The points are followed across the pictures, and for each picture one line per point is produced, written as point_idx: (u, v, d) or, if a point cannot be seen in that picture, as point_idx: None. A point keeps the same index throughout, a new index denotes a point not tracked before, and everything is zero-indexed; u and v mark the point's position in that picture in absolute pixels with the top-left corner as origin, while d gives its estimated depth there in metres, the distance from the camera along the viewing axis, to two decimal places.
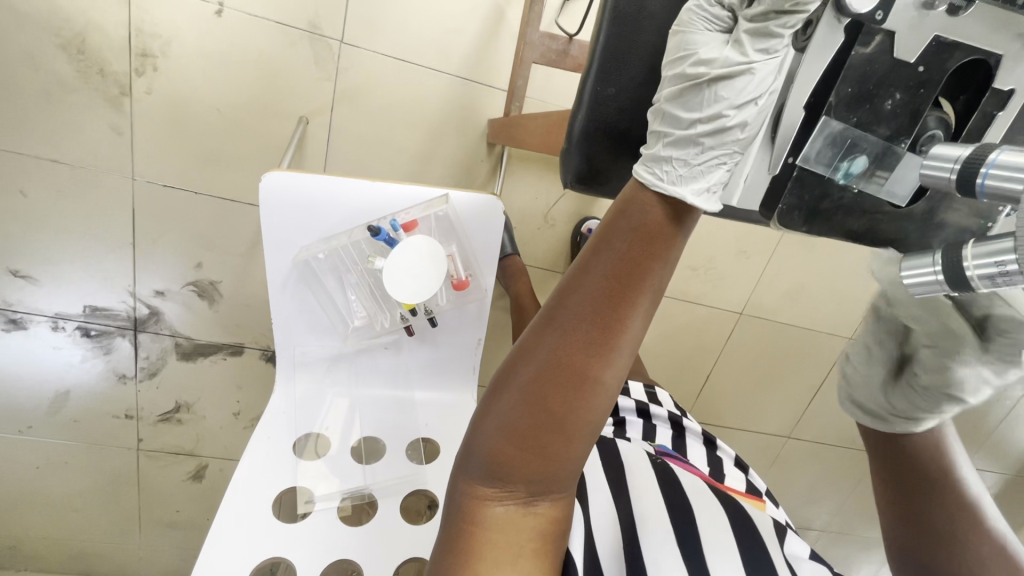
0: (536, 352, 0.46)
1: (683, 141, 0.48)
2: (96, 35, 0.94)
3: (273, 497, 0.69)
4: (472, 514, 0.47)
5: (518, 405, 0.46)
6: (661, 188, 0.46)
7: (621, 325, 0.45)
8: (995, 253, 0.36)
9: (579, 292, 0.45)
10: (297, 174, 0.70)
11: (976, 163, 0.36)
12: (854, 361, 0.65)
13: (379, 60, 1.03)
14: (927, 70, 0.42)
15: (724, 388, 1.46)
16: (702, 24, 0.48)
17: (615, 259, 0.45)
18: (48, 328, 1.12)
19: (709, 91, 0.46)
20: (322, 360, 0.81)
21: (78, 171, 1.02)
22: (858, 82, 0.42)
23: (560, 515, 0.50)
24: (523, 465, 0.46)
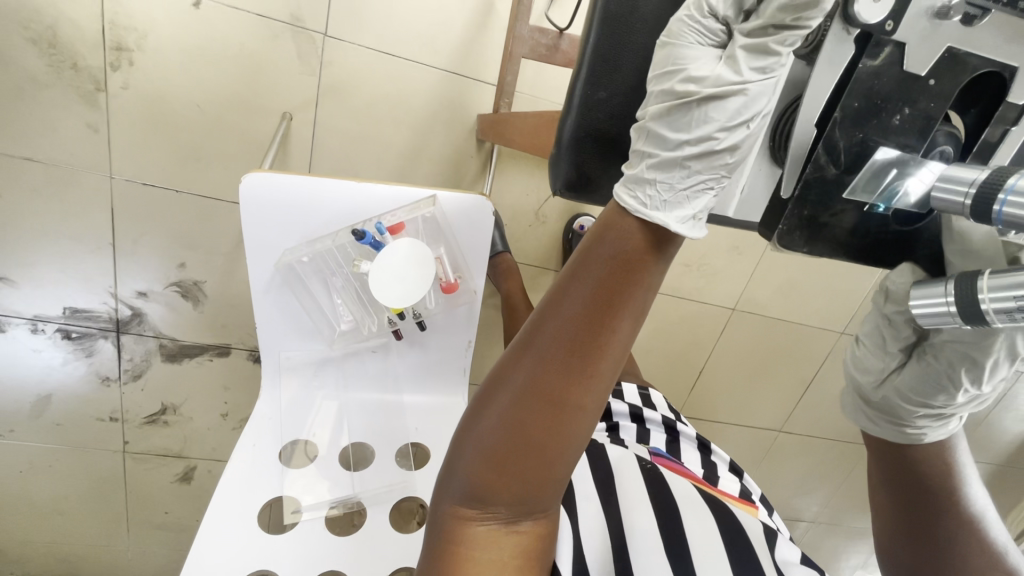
0: (517, 371, 0.45)
1: (668, 164, 0.45)
2: (68, 28, 0.90)
3: (262, 504, 0.67)
4: (453, 535, 0.46)
5: (500, 425, 0.45)
6: (642, 214, 0.43)
7: (605, 344, 0.43)
8: (1014, 286, 0.37)
9: (561, 311, 0.43)
10: (279, 176, 0.67)
11: (992, 188, 0.37)
12: (864, 345, 0.61)
13: (364, 55, 1.00)
14: (938, 83, 0.41)
15: (717, 383, 1.46)
16: (695, 37, 0.45)
17: (599, 277, 0.43)
18: (27, 330, 1.09)
19: (698, 111, 0.43)
20: (308, 364, 0.79)
21: (53, 169, 0.99)
22: (865, 97, 0.41)
23: (544, 530, 0.49)
24: (507, 485, 0.45)
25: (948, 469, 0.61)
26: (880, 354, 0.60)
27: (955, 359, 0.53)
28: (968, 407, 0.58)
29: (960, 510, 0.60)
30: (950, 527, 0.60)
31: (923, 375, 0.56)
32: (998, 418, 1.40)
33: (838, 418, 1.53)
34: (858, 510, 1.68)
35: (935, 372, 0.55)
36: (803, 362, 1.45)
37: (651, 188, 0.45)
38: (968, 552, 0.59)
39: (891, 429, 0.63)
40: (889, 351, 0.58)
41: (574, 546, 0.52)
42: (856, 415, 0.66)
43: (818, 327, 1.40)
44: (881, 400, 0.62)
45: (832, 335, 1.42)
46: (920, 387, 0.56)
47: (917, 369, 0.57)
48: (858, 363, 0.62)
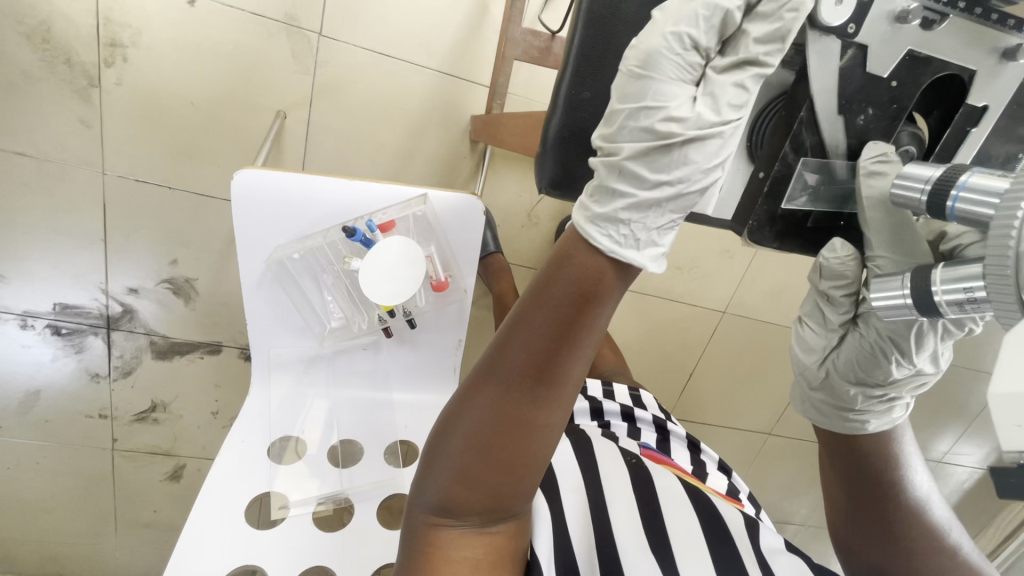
0: (486, 382, 0.45)
1: (644, 205, 0.44)
2: (62, 24, 0.90)
3: (250, 499, 0.68)
4: (428, 540, 0.47)
5: (473, 434, 0.45)
6: (617, 255, 0.43)
7: (571, 353, 0.43)
8: (964, 280, 0.37)
9: (527, 323, 0.43)
10: (271, 173, 0.68)
11: (948, 184, 0.38)
12: (807, 323, 0.62)
13: (359, 55, 1.01)
14: (900, 85, 0.43)
15: (706, 385, 1.47)
16: (674, 72, 0.44)
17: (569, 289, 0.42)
18: (16, 326, 1.09)
19: (678, 152, 0.43)
20: (299, 360, 0.79)
21: (45, 164, 0.99)
22: (830, 97, 0.42)
23: (517, 530, 0.50)
24: (479, 490, 0.46)
25: (892, 460, 0.61)
26: (822, 327, 0.61)
27: (884, 328, 0.54)
28: (910, 388, 0.59)
29: (906, 501, 0.60)
30: (903, 521, 0.60)
31: (860, 347, 0.57)
32: (984, 422, 1.42)
33: None
34: None
35: (870, 344, 0.56)
36: (792, 365, 1.46)
37: (625, 227, 0.44)
38: (920, 538, 0.59)
39: (835, 419, 0.63)
40: (831, 325, 0.60)
41: (556, 535, 0.53)
42: (805, 405, 0.66)
43: None
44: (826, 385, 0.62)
45: None
46: (861, 364, 0.58)
47: (854, 344, 0.58)
48: (803, 345, 0.63)
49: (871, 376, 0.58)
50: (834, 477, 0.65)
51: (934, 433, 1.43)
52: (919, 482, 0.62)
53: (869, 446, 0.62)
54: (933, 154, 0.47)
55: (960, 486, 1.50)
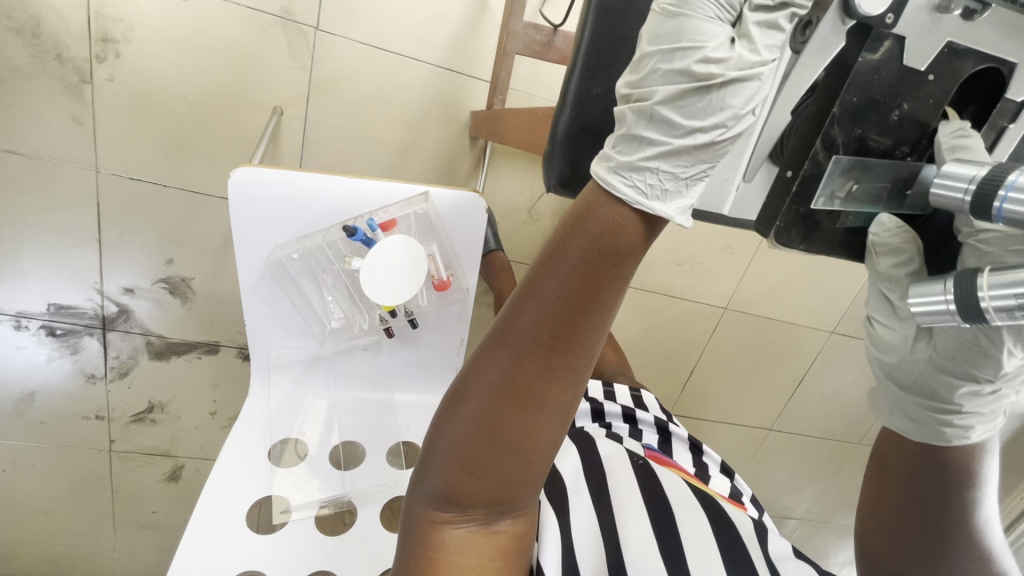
0: (488, 371, 0.43)
1: (676, 151, 0.41)
2: (52, 19, 0.88)
3: (251, 504, 0.67)
4: (428, 539, 0.46)
5: (475, 425, 0.44)
6: (644, 207, 0.40)
7: (577, 339, 0.42)
8: (1014, 285, 0.36)
9: (532, 306, 0.41)
10: (269, 171, 0.66)
11: (993, 185, 0.37)
12: (879, 322, 0.57)
13: (357, 49, 0.99)
14: (936, 78, 0.41)
15: (708, 382, 1.46)
16: (711, 10, 0.40)
17: (572, 276, 0.40)
18: (10, 327, 1.07)
19: (715, 95, 0.39)
20: (299, 362, 0.78)
21: (37, 162, 0.97)
22: (863, 92, 0.40)
23: (522, 526, 0.48)
24: (481, 485, 0.45)
25: (963, 473, 0.56)
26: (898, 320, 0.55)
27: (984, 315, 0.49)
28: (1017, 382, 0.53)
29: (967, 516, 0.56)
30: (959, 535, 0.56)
31: (957, 339, 0.52)
32: None
33: (826, 416, 1.55)
34: (847, 508, 1.69)
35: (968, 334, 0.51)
36: (793, 361, 1.46)
37: (652, 175, 0.41)
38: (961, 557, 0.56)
39: (931, 427, 0.56)
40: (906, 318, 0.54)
41: (564, 541, 0.52)
42: (894, 416, 0.59)
43: (809, 325, 1.41)
44: (920, 389, 0.56)
45: (822, 334, 1.43)
46: (959, 354, 0.52)
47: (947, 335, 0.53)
48: (879, 343, 0.57)
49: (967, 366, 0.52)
50: (897, 478, 0.60)
51: None
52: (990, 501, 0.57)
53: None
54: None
55: None
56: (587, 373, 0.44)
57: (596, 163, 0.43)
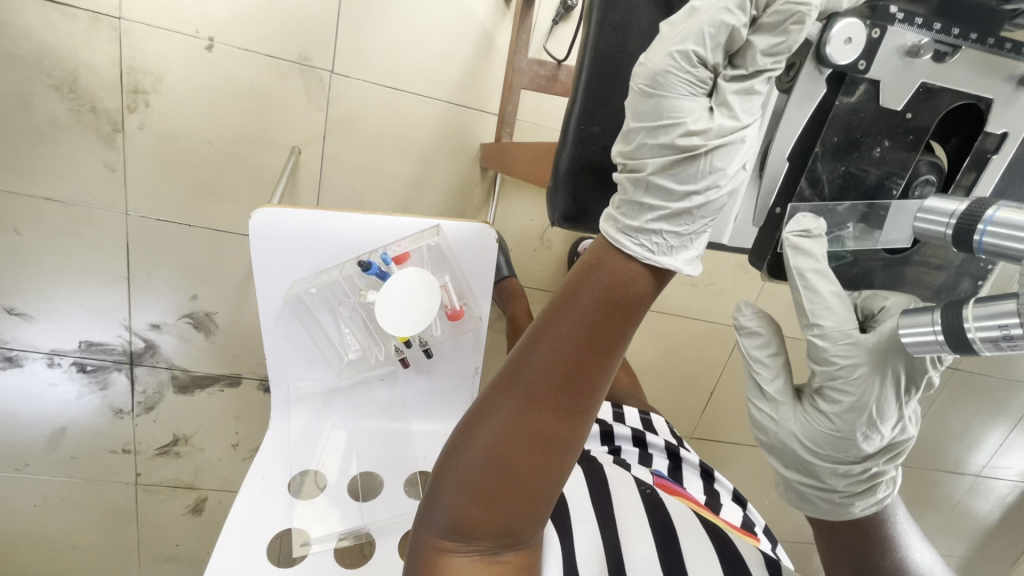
0: (500, 407, 0.44)
1: (677, 214, 0.42)
2: (89, 75, 0.94)
3: (271, 537, 0.67)
4: (433, 566, 0.45)
5: (486, 459, 0.44)
6: (654, 263, 0.41)
7: (584, 379, 0.43)
8: (997, 316, 0.35)
9: (545, 346, 0.42)
10: (288, 211, 0.69)
11: (972, 219, 0.37)
12: (753, 403, 0.56)
13: (370, 89, 1.03)
14: (914, 116, 0.41)
15: (728, 404, 1.44)
16: (684, 88, 0.41)
17: (585, 320, 0.41)
18: (44, 364, 1.13)
19: (704, 161, 0.40)
20: (316, 394, 0.80)
21: (72, 208, 1.02)
22: (844, 132, 0.40)
23: (526, 560, 0.48)
24: (493, 518, 0.45)
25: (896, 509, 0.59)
26: (770, 404, 0.55)
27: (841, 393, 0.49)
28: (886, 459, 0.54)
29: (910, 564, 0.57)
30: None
31: (824, 425, 0.51)
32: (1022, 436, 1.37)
33: None
34: None
35: (835, 417, 0.50)
36: None
37: (657, 237, 0.42)
38: None
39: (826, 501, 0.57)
40: (778, 398, 0.54)
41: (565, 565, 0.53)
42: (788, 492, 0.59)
43: None
44: (801, 466, 0.55)
45: None
46: (831, 440, 0.51)
47: (814, 424, 0.52)
48: (759, 427, 0.56)
49: (837, 447, 0.51)
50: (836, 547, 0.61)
51: (969, 446, 1.38)
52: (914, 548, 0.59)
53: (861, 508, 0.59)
54: (960, 171, 0.45)
55: (1001, 501, 1.44)
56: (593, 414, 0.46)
57: (600, 227, 0.44)
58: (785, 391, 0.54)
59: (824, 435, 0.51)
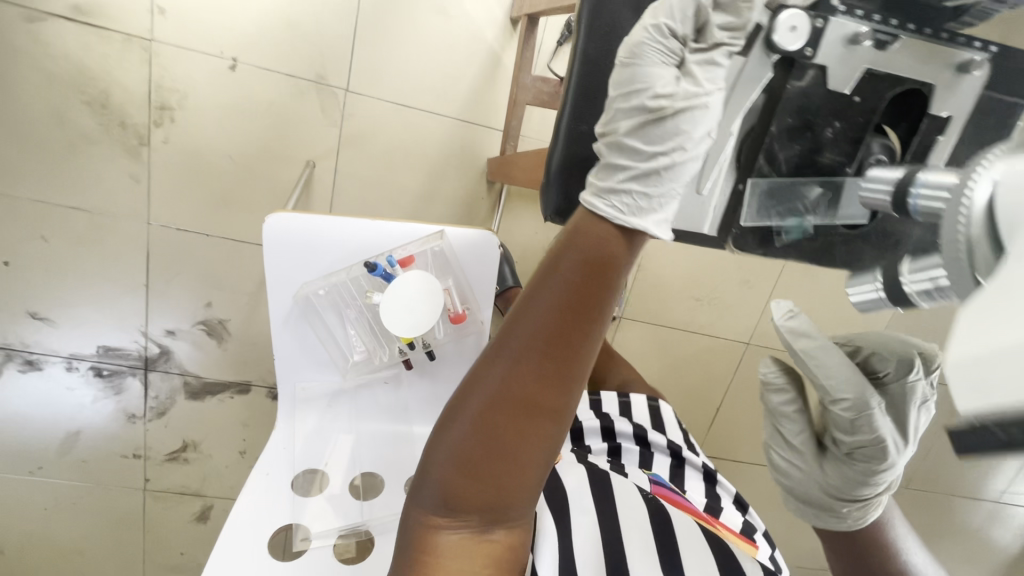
0: (489, 376, 0.45)
1: (644, 176, 0.44)
2: (119, 91, 1.00)
3: (272, 532, 0.69)
4: (423, 543, 0.47)
5: (473, 433, 0.45)
6: (623, 221, 0.43)
7: (567, 349, 0.44)
8: (929, 268, 0.25)
9: (529, 317, 0.44)
10: (300, 215, 0.73)
11: (906, 184, 0.29)
12: (773, 450, 0.58)
13: (382, 106, 1.07)
14: (863, 101, 0.38)
15: (735, 421, 1.42)
16: (657, 57, 0.44)
17: (566, 290, 0.43)
18: (62, 368, 1.17)
19: (670, 123, 0.42)
20: (323, 395, 0.82)
21: (97, 217, 1.07)
22: (797, 114, 0.38)
23: (515, 535, 0.50)
24: (481, 490, 0.46)
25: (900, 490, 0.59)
26: (791, 454, 0.57)
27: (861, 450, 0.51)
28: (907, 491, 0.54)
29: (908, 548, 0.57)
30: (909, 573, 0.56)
31: (845, 476, 0.53)
32: None
33: None
34: None
35: (857, 473, 0.52)
36: None
37: (626, 197, 0.44)
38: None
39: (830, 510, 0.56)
40: (798, 448, 0.56)
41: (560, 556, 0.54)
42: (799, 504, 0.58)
43: None
44: (818, 504, 0.57)
45: None
46: (851, 485, 0.53)
47: (834, 472, 0.54)
48: (779, 471, 0.58)
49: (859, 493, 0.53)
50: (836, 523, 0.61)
51: None
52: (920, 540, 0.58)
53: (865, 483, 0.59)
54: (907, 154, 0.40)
55: None
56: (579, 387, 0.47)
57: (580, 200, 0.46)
58: (807, 441, 0.56)
59: (846, 482, 0.53)
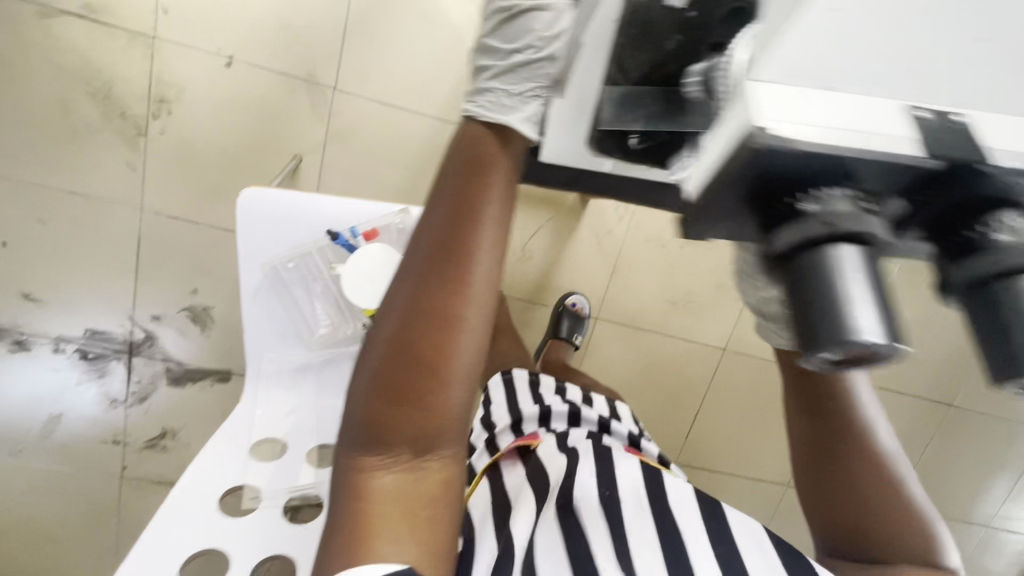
0: (393, 306, 0.44)
1: (503, 71, 0.49)
2: (121, 84, 1.06)
3: (222, 491, 0.71)
4: (355, 480, 0.48)
5: (382, 369, 0.44)
6: (487, 117, 0.46)
7: (466, 271, 0.42)
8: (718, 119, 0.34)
9: (421, 242, 0.43)
10: (270, 190, 0.77)
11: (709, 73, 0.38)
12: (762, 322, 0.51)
13: (368, 104, 1.13)
14: (700, 14, 0.39)
15: (715, 430, 1.41)
16: None
17: (452, 210, 0.42)
18: (50, 350, 1.21)
19: (521, 23, 0.49)
20: (289, 367, 0.84)
21: (92, 202, 1.13)
22: (638, 26, 0.42)
23: (445, 467, 0.50)
24: (401, 425, 0.45)
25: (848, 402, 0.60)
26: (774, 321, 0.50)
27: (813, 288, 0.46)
28: None
29: (868, 451, 0.60)
30: (865, 473, 0.59)
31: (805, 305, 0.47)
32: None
33: None
34: None
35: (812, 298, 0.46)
36: None
37: (490, 93, 0.48)
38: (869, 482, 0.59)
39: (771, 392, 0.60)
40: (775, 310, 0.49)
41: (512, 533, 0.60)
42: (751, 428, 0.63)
43: None
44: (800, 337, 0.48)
45: None
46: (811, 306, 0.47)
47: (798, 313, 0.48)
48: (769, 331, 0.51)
49: None
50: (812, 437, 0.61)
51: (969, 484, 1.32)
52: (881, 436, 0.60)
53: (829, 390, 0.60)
54: None
55: None
56: (491, 309, 0.44)
57: (464, 117, 0.47)
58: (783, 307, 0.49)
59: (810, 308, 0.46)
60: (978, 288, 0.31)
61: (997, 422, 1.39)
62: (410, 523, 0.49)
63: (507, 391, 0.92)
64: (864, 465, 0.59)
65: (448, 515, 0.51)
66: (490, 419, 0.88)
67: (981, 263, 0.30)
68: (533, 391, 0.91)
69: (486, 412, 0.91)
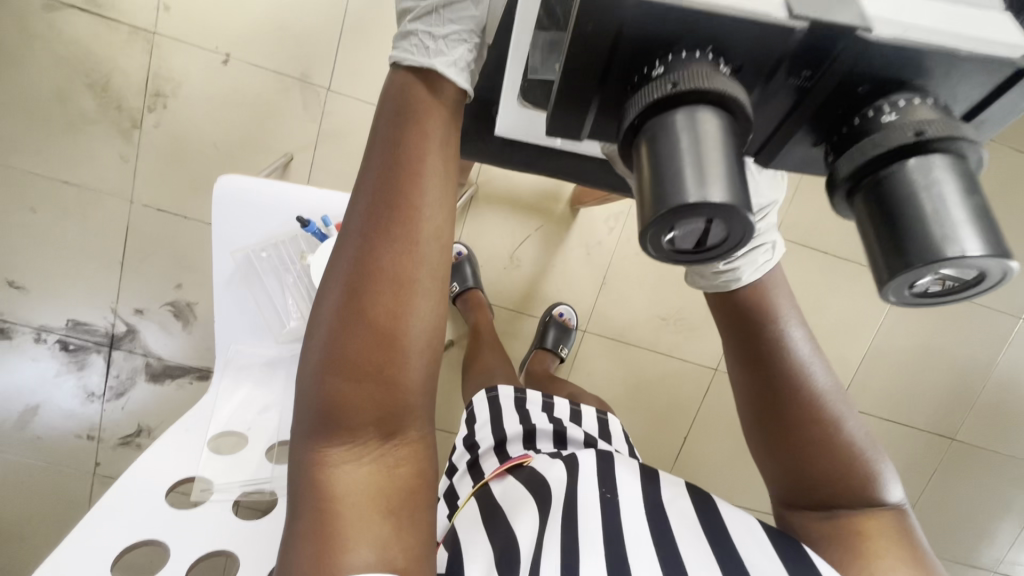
0: (333, 268, 0.35)
1: (426, 12, 0.44)
2: (119, 77, 1.08)
3: (170, 483, 0.69)
4: (312, 500, 0.37)
5: (329, 345, 0.34)
6: (408, 61, 0.39)
7: (416, 209, 0.34)
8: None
9: (358, 188, 0.35)
10: (245, 177, 0.77)
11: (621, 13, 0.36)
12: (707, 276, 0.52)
13: (360, 106, 1.14)
14: None
15: (707, 453, 1.36)
16: None
17: (391, 144, 0.35)
18: (31, 339, 1.20)
19: None
20: (258, 363, 0.81)
21: (84, 192, 1.13)
22: None
23: (423, 468, 0.39)
24: (359, 413, 0.35)
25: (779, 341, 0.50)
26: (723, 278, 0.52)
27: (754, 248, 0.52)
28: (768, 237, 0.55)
29: (807, 399, 0.50)
30: (811, 428, 0.49)
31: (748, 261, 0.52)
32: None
33: None
34: None
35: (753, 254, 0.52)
36: None
37: (413, 36, 0.42)
38: (817, 436, 0.49)
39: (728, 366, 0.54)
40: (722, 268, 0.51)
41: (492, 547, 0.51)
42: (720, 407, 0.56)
43: None
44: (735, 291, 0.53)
45: None
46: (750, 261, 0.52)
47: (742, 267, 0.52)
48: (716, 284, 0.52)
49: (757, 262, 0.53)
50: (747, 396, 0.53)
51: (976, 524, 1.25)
52: (819, 379, 0.50)
53: (754, 327, 0.51)
54: None
55: None
56: (449, 250, 0.36)
57: (390, 65, 0.39)
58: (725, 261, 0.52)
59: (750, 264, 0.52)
60: (866, 178, 0.28)
61: (1005, 458, 1.33)
62: (383, 542, 0.37)
63: (491, 406, 0.81)
64: (815, 419, 0.49)
65: (431, 519, 0.41)
66: (474, 438, 0.77)
67: (868, 143, 0.28)
68: (521, 409, 0.80)
69: (468, 431, 0.80)
